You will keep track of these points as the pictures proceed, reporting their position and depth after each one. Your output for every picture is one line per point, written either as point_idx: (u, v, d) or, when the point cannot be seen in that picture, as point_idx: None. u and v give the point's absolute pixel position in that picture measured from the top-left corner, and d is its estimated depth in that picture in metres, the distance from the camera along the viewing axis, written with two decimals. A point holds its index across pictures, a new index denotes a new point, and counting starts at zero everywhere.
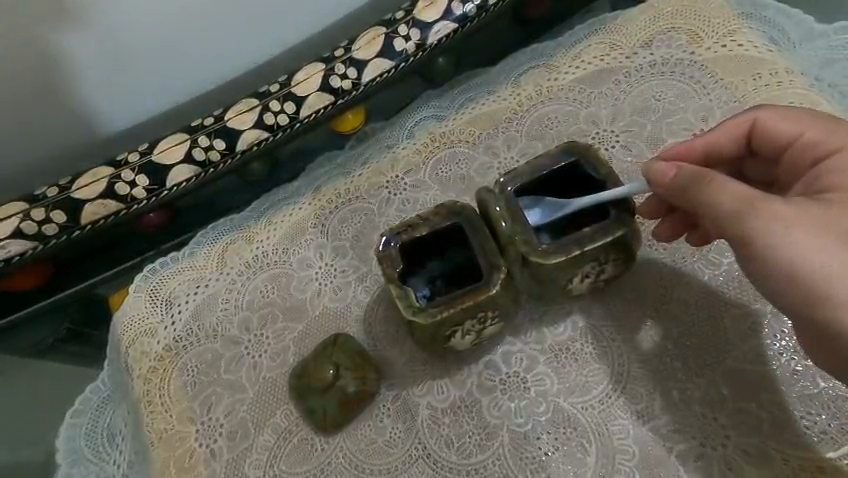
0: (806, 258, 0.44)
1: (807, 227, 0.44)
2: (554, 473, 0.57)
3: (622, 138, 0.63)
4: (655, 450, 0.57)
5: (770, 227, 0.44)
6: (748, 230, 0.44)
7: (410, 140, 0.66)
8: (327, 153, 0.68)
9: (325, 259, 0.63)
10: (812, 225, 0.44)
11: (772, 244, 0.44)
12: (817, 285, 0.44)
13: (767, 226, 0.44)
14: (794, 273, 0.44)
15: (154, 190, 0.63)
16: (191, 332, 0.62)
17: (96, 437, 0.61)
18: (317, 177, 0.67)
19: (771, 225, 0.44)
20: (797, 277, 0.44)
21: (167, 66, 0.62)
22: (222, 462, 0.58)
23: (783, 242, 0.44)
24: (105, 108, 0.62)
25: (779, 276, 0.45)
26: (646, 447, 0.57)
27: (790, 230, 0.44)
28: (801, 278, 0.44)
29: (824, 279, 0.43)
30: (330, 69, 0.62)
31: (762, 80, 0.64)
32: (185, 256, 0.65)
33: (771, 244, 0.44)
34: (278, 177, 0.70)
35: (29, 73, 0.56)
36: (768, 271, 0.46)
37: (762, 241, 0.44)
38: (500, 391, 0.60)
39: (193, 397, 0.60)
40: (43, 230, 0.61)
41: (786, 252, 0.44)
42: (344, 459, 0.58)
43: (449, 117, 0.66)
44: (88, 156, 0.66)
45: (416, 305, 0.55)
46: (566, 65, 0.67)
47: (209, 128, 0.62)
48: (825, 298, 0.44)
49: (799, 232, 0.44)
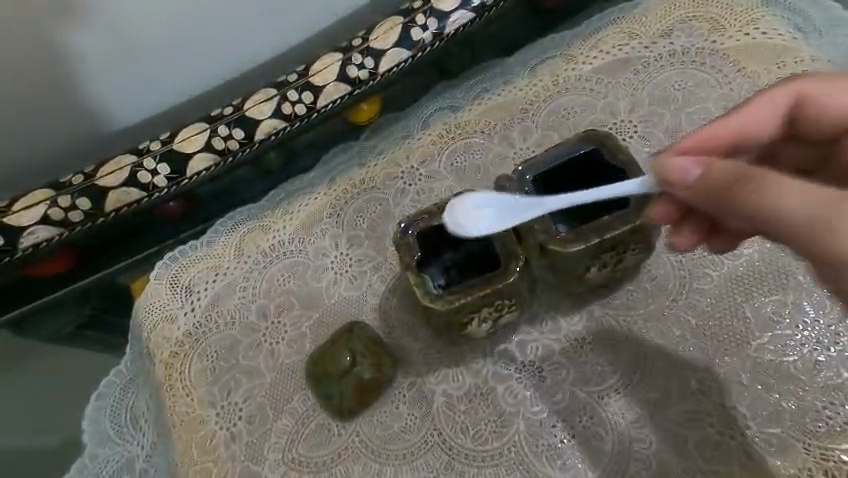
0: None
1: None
2: (570, 460, 0.57)
3: (640, 128, 0.63)
4: (671, 440, 0.56)
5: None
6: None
7: (424, 132, 0.66)
8: (341, 145, 0.69)
9: (341, 248, 0.64)
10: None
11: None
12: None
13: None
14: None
15: (174, 178, 0.64)
16: (210, 318, 0.64)
17: (120, 416, 0.63)
18: (331, 168, 0.68)
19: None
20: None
21: (185, 53, 0.63)
22: (241, 446, 0.60)
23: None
24: (125, 95, 0.63)
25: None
26: (661, 436, 0.57)
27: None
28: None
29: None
30: (348, 58, 0.62)
31: (785, 68, 0.64)
32: (204, 243, 0.66)
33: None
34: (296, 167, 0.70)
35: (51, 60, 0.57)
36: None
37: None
38: (515, 380, 0.60)
39: (213, 382, 0.62)
40: (69, 217, 0.63)
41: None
42: (360, 444, 0.59)
43: (461, 109, 0.67)
44: (110, 143, 0.67)
45: (433, 294, 0.55)
46: (584, 56, 0.66)
47: (227, 117, 0.63)
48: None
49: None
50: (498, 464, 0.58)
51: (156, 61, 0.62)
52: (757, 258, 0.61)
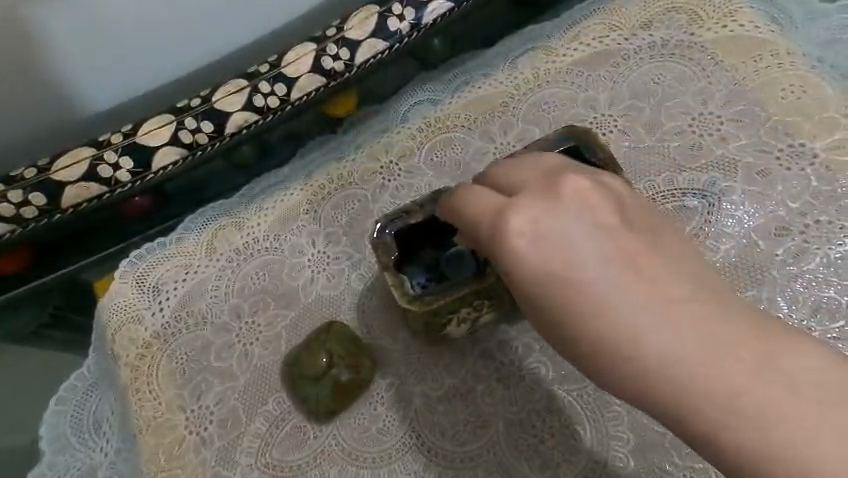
0: (748, 391, 0.34)
1: (749, 352, 0.35)
2: (550, 459, 0.56)
3: (620, 123, 0.63)
4: (649, 435, 0.56)
5: (680, 359, 0.36)
6: (646, 358, 0.36)
7: (405, 124, 0.65)
8: (320, 138, 0.67)
9: (318, 245, 0.62)
10: (759, 368, 0.35)
11: (707, 384, 0.35)
12: (751, 441, 0.34)
13: (672, 362, 0.36)
14: (765, 429, 0.33)
15: (139, 173, 0.61)
16: (179, 318, 0.61)
17: (82, 424, 0.60)
18: (309, 162, 0.65)
19: (710, 357, 0.35)
20: (727, 440, 0.34)
21: (152, 47, 0.59)
22: (212, 450, 0.57)
23: (722, 370, 0.35)
24: (86, 88, 0.60)
25: (687, 418, 0.36)
26: (639, 432, 0.56)
27: (737, 353, 0.35)
28: (767, 439, 0.33)
29: (769, 428, 0.33)
30: (323, 49, 0.60)
31: (763, 61, 0.64)
32: (172, 241, 0.64)
33: (698, 375, 0.35)
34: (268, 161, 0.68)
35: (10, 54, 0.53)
36: (690, 427, 0.36)
37: (666, 370, 0.36)
38: (496, 379, 0.59)
39: (182, 384, 0.59)
40: (21, 213, 0.60)
41: (710, 400, 0.35)
42: (337, 446, 0.57)
43: (442, 101, 0.65)
44: (71, 135, 0.63)
45: (412, 295, 0.53)
46: (564, 48, 0.66)
47: (195, 109, 0.60)
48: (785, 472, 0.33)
49: (752, 358, 0.35)
50: (478, 465, 0.56)
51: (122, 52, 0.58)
52: (734, 253, 0.59)
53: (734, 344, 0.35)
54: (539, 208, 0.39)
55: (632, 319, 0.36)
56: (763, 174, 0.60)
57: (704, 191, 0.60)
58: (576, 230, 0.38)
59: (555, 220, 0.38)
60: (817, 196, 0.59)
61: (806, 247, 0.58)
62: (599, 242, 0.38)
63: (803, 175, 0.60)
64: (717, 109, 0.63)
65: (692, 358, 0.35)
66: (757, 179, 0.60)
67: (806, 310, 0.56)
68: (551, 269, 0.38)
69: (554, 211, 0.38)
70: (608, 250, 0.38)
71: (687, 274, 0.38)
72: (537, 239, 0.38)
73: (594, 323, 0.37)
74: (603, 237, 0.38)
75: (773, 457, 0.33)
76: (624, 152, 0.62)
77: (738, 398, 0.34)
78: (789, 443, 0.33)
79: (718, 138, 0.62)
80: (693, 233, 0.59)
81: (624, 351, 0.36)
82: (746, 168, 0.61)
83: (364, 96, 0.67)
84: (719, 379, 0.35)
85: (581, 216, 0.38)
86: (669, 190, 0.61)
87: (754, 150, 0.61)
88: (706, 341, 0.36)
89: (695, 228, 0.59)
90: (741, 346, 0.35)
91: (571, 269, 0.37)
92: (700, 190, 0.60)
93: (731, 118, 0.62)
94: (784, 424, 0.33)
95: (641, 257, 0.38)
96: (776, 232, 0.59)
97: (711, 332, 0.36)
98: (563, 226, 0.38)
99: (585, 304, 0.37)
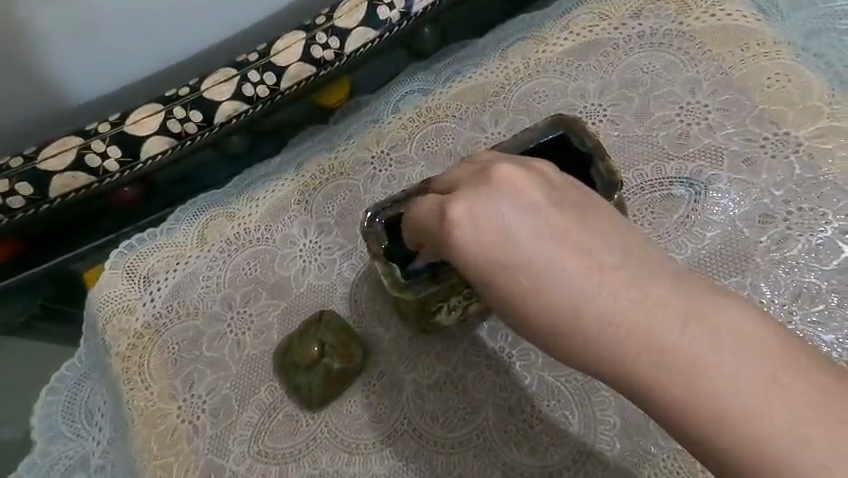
0: (674, 343, 0.34)
1: (674, 302, 0.35)
2: (538, 443, 0.57)
3: (609, 112, 0.64)
4: (635, 419, 0.57)
5: (612, 316, 0.35)
6: (576, 317, 0.36)
7: (395, 115, 0.65)
8: (310, 128, 0.66)
9: (310, 236, 0.62)
10: (685, 321, 0.34)
11: (639, 338, 0.35)
12: (684, 393, 0.33)
13: (606, 321, 0.36)
14: (691, 375, 0.33)
15: (128, 163, 0.61)
16: (171, 309, 0.61)
17: (73, 413, 0.59)
18: (299, 154, 0.65)
19: (635, 309, 0.35)
20: (659, 391, 0.34)
21: (141, 38, 0.59)
22: (205, 439, 0.58)
23: (655, 326, 0.34)
24: (73, 79, 0.59)
25: (632, 385, 0.35)
26: (625, 416, 0.57)
27: (683, 327, 0.34)
28: (696, 385, 0.33)
29: (696, 377, 0.33)
30: (312, 37, 0.60)
31: (750, 50, 0.65)
32: (163, 232, 0.63)
33: (625, 329, 0.35)
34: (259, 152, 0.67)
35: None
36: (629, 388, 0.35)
37: (600, 330, 0.36)
38: (485, 366, 0.60)
39: (175, 374, 0.60)
40: (8, 203, 0.59)
41: (633, 351, 0.35)
42: (329, 434, 0.58)
43: (436, 91, 0.65)
44: (59, 123, 0.62)
45: (402, 282, 0.54)
46: (553, 38, 0.66)
47: (185, 98, 0.60)
48: (713, 415, 0.32)
49: (678, 313, 0.34)
50: (468, 450, 0.57)
51: (110, 41, 0.57)
52: (719, 242, 0.59)
53: (659, 299, 0.35)
54: (475, 196, 0.40)
55: (556, 278, 0.37)
56: (748, 163, 0.61)
57: (691, 179, 0.61)
58: (507, 209, 0.39)
59: (487, 205, 0.39)
60: (800, 183, 0.60)
61: (788, 235, 0.59)
62: (531, 217, 0.38)
63: (786, 163, 0.61)
64: (705, 99, 0.63)
65: (626, 319, 0.35)
66: (742, 168, 0.61)
67: (789, 296, 0.57)
68: (490, 248, 0.38)
69: (481, 196, 0.40)
70: (542, 226, 0.38)
71: (618, 246, 0.37)
72: (477, 227, 0.39)
73: (530, 294, 0.37)
74: (531, 210, 0.38)
75: (700, 404, 0.33)
76: (612, 142, 0.63)
77: (666, 349, 0.34)
78: (715, 384, 0.33)
79: (705, 127, 0.63)
80: (680, 221, 0.60)
81: (565, 321, 0.36)
82: (731, 156, 0.62)
83: (354, 88, 0.67)
84: (647, 334, 0.35)
85: (508, 197, 0.39)
86: (655, 179, 0.61)
87: (741, 139, 0.62)
88: (634, 301, 0.35)
89: (682, 216, 0.60)
90: (668, 306, 0.35)
91: (505, 247, 0.38)
92: (688, 178, 0.61)
93: (718, 107, 0.63)
94: (710, 369, 0.33)
95: (568, 225, 0.38)
96: (760, 221, 0.60)
97: (638, 290, 0.35)
98: (493, 206, 0.39)
99: (513, 272, 0.39)
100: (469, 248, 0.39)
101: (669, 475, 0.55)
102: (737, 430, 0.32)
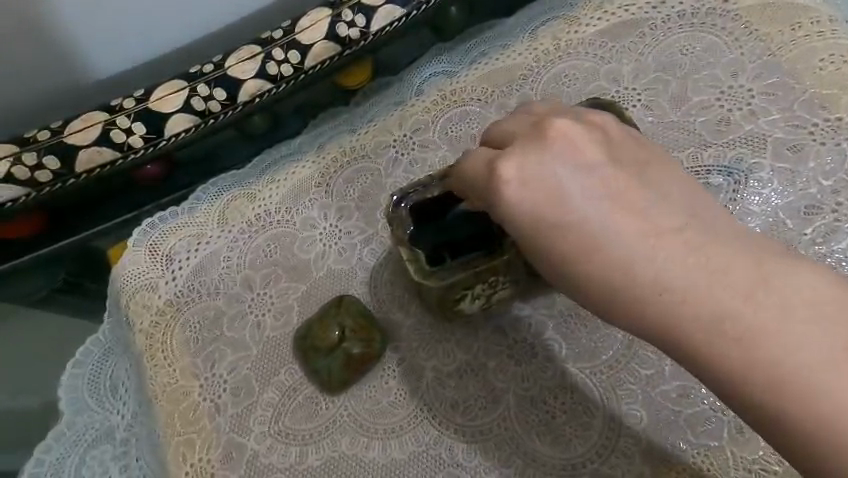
0: (729, 305, 0.36)
1: (742, 270, 0.36)
2: (561, 435, 0.54)
3: (644, 97, 0.62)
4: (663, 415, 0.54)
5: (668, 282, 0.37)
6: (642, 284, 0.37)
7: (418, 98, 0.65)
8: (331, 110, 0.67)
9: (330, 220, 0.62)
10: (748, 285, 0.36)
11: (697, 303, 0.36)
12: (738, 357, 0.35)
13: (661, 286, 0.37)
14: (747, 345, 0.35)
15: (152, 139, 0.60)
16: (192, 288, 0.61)
17: (98, 387, 0.59)
18: (320, 135, 0.66)
19: (698, 282, 0.36)
20: (719, 358, 0.36)
21: (168, 14, 0.58)
22: (226, 418, 0.57)
23: (711, 288, 0.36)
24: (97, 53, 0.58)
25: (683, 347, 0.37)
26: (652, 411, 0.54)
27: (726, 270, 0.36)
28: (754, 355, 0.35)
29: (754, 343, 0.35)
30: (338, 14, 0.59)
31: (801, 30, 0.62)
32: (185, 210, 0.64)
33: (688, 301, 0.36)
34: (279, 132, 0.68)
35: (24, 13, 0.52)
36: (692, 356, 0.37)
37: (657, 296, 0.37)
38: (507, 356, 0.57)
39: (197, 353, 0.59)
40: (36, 177, 0.59)
41: (692, 321, 0.36)
42: (348, 417, 0.56)
43: (458, 74, 0.65)
44: (86, 98, 0.62)
45: (426, 270, 0.50)
46: (587, 17, 0.65)
47: (209, 75, 0.59)
48: (768, 378, 0.34)
49: (744, 278, 0.36)
50: (488, 440, 0.55)
51: (137, 16, 0.57)
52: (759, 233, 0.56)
53: (722, 263, 0.37)
54: (529, 152, 0.39)
55: (630, 253, 0.38)
56: (794, 150, 0.58)
57: (730, 168, 0.58)
58: (565, 171, 0.39)
59: (545, 163, 0.39)
60: None
61: (837, 226, 0.56)
62: (587, 180, 0.39)
63: (835, 150, 0.58)
64: (747, 83, 0.61)
65: (679, 280, 0.37)
66: (787, 155, 0.58)
67: None
68: (547, 211, 0.39)
69: (542, 155, 0.39)
70: (598, 189, 0.39)
71: (682, 209, 0.39)
72: (527, 182, 0.39)
73: (585, 257, 0.38)
74: (591, 174, 0.39)
75: (756, 370, 0.35)
76: (646, 126, 0.61)
77: (723, 316, 0.36)
78: (773, 356, 0.34)
79: (747, 112, 0.60)
80: None
81: (617, 282, 0.38)
82: (776, 143, 0.59)
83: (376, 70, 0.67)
84: (709, 302, 0.36)
85: (568, 157, 0.39)
86: (691, 168, 0.59)
87: (786, 125, 0.59)
88: (695, 269, 0.37)
89: None
90: (728, 267, 0.36)
91: (565, 210, 0.38)
92: (727, 167, 0.58)
93: (763, 91, 0.61)
94: (770, 340, 0.35)
95: (630, 195, 0.39)
96: (806, 213, 0.56)
97: (701, 257, 0.37)
98: (545, 165, 0.39)
99: (574, 245, 0.38)
100: (522, 207, 0.39)
101: (699, 472, 0.52)
102: (783, 389, 0.34)
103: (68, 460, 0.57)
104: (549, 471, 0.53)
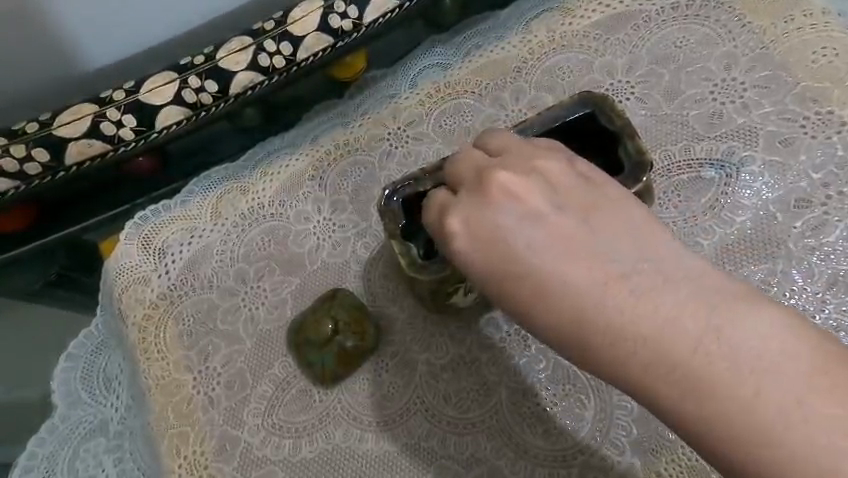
0: (685, 357, 0.34)
1: (693, 320, 0.35)
2: (553, 427, 0.54)
3: (637, 90, 0.62)
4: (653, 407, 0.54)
5: (618, 329, 0.36)
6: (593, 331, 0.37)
7: (412, 90, 0.65)
8: (325, 102, 0.67)
9: (324, 213, 0.62)
10: (699, 331, 0.35)
11: (653, 359, 0.35)
12: (693, 405, 0.34)
13: (614, 333, 0.36)
14: (705, 395, 0.34)
15: (142, 132, 0.59)
16: (185, 281, 0.61)
17: (92, 380, 0.59)
18: (311, 128, 0.66)
19: (651, 322, 0.36)
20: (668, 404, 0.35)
21: (160, 7, 0.58)
22: (219, 411, 0.57)
23: (666, 336, 0.35)
24: (88, 46, 0.58)
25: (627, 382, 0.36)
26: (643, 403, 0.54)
27: (676, 315, 0.35)
28: (710, 404, 0.34)
29: (709, 393, 0.34)
30: (330, 6, 0.59)
31: (794, 22, 0.62)
32: (177, 204, 0.64)
33: (635, 344, 0.36)
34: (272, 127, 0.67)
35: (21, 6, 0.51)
36: (632, 388, 0.37)
37: (611, 344, 0.36)
38: (499, 349, 0.57)
39: (190, 346, 0.59)
40: (24, 170, 0.58)
41: (638, 361, 0.36)
42: (342, 410, 0.56)
43: (453, 66, 0.65)
44: (78, 89, 0.62)
45: (419, 264, 0.50)
46: (582, 9, 0.65)
47: (199, 67, 0.59)
48: (726, 422, 0.33)
49: (697, 325, 0.35)
50: (480, 431, 0.55)
51: (129, 10, 0.56)
52: (749, 226, 0.57)
53: (671, 313, 0.35)
54: (472, 208, 0.42)
55: (576, 299, 0.38)
56: (785, 144, 0.59)
57: (723, 162, 0.59)
58: (515, 222, 0.40)
59: (490, 213, 0.41)
60: (841, 166, 0.57)
61: (825, 220, 0.56)
62: (534, 227, 0.40)
63: (826, 144, 0.58)
64: (741, 76, 0.61)
65: (631, 332, 0.36)
66: (778, 149, 0.59)
67: (821, 283, 0.54)
68: (491, 258, 0.40)
69: (485, 208, 0.41)
70: (544, 234, 0.40)
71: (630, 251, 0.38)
72: (473, 235, 0.41)
73: (536, 302, 0.39)
74: (540, 225, 0.40)
75: (710, 418, 0.33)
76: (639, 119, 0.61)
77: (675, 363, 0.35)
78: (729, 399, 0.33)
79: (739, 106, 0.60)
80: (709, 204, 0.58)
81: (577, 331, 0.37)
82: (767, 137, 0.59)
83: (371, 61, 0.67)
84: (656, 349, 0.35)
85: (516, 206, 0.41)
86: (683, 161, 0.59)
87: (778, 118, 0.59)
88: (643, 316, 0.36)
89: (710, 200, 0.58)
90: (680, 313, 0.35)
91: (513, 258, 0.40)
92: (719, 160, 0.59)
93: (755, 84, 0.61)
94: (721, 389, 0.33)
95: (573, 234, 0.40)
96: (795, 205, 0.57)
97: (648, 299, 0.36)
98: (494, 213, 0.41)
99: (526, 294, 0.39)
100: (469, 255, 0.41)
101: (688, 464, 0.52)
102: (748, 441, 0.32)
103: (61, 453, 0.57)
104: (540, 462, 0.53)
